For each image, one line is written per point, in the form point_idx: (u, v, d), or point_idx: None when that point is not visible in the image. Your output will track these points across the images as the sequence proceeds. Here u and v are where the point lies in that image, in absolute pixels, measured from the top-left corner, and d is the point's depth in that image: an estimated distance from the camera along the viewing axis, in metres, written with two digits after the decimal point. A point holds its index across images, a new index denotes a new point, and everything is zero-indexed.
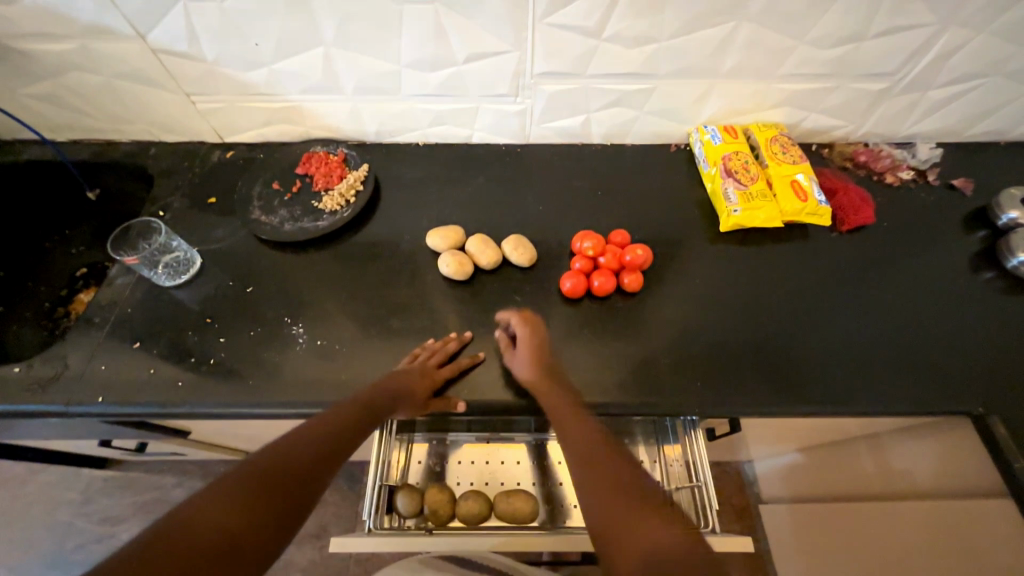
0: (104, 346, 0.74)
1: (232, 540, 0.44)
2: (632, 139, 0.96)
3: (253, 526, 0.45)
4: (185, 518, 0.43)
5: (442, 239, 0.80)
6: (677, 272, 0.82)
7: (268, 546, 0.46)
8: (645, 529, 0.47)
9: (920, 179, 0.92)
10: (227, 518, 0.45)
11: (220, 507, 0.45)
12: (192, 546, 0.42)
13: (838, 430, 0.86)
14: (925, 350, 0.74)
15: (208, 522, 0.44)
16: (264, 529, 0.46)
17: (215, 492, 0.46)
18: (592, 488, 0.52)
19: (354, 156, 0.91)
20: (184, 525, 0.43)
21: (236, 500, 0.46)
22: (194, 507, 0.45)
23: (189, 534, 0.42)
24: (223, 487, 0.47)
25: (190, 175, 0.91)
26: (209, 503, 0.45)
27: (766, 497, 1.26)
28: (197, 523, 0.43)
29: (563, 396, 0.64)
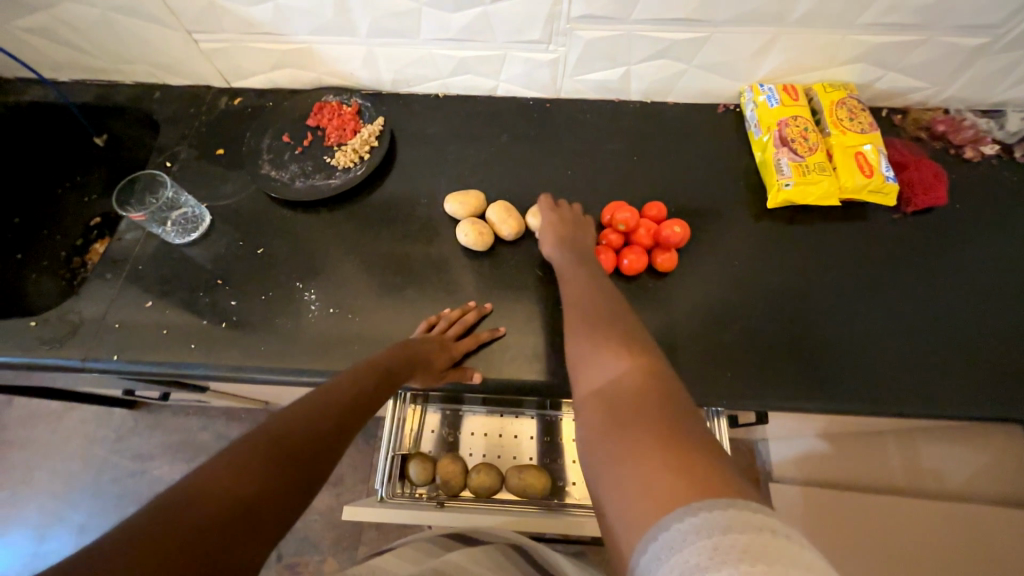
0: (117, 302, 0.72)
1: (251, 513, 0.38)
2: (675, 97, 0.86)
3: (275, 496, 0.40)
4: (196, 487, 0.37)
5: (461, 204, 0.75)
6: (714, 251, 0.76)
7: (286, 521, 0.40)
8: (613, 372, 0.45)
9: (1005, 154, 0.80)
10: (244, 487, 0.38)
11: (237, 473, 0.39)
12: (209, 516, 0.35)
13: (870, 424, 0.82)
14: (986, 351, 0.67)
15: (225, 489, 0.37)
16: (286, 500, 0.40)
17: (225, 460, 0.40)
18: (577, 346, 0.52)
19: (369, 108, 0.84)
20: (197, 493, 0.36)
21: (253, 466, 0.40)
22: (205, 472, 0.38)
23: (204, 503, 0.36)
24: (235, 456, 0.40)
25: (197, 123, 0.86)
26: (224, 468, 0.39)
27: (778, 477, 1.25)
28: (210, 490, 0.37)
29: (568, 260, 0.65)
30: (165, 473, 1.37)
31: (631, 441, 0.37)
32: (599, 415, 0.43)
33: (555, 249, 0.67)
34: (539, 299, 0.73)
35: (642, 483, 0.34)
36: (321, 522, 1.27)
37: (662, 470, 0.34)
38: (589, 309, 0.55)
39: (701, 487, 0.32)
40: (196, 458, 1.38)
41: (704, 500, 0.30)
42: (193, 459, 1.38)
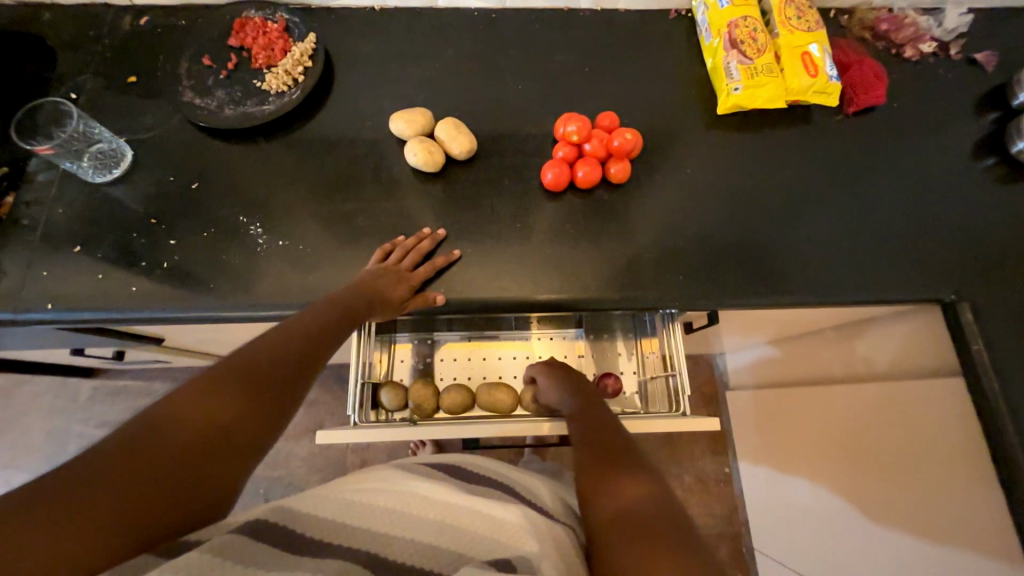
0: (42, 252, 0.67)
1: (224, 439, 0.41)
2: (625, 3, 0.82)
3: (244, 423, 0.43)
4: (166, 414, 0.40)
5: (408, 124, 0.71)
6: (667, 162, 0.76)
7: (261, 444, 0.44)
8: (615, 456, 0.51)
9: (941, 53, 0.82)
10: (214, 413, 0.42)
11: (206, 404, 0.42)
12: (182, 440, 0.39)
13: (811, 322, 0.89)
14: (911, 242, 0.73)
15: (194, 417, 0.41)
16: (257, 426, 0.44)
17: (194, 391, 0.42)
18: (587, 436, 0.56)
19: (298, 23, 0.77)
20: (169, 419, 0.40)
21: (220, 394, 0.43)
22: (176, 403, 0.41)
23: (175, 430, 0.40)
24: (205, 383, 0.43)
25: (100, 48, 0.76)
26: (193, 399, 0.42)
27: (733, 385, 1.36)
28: (180, 420, 0.40)
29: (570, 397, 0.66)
30: None
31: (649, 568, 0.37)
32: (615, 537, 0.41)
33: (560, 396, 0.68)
34: (496, 219, 0.72)
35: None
36: (305, 467, 1.30)
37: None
38: (603, 436, 0.54)
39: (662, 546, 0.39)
40: None
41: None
42: None
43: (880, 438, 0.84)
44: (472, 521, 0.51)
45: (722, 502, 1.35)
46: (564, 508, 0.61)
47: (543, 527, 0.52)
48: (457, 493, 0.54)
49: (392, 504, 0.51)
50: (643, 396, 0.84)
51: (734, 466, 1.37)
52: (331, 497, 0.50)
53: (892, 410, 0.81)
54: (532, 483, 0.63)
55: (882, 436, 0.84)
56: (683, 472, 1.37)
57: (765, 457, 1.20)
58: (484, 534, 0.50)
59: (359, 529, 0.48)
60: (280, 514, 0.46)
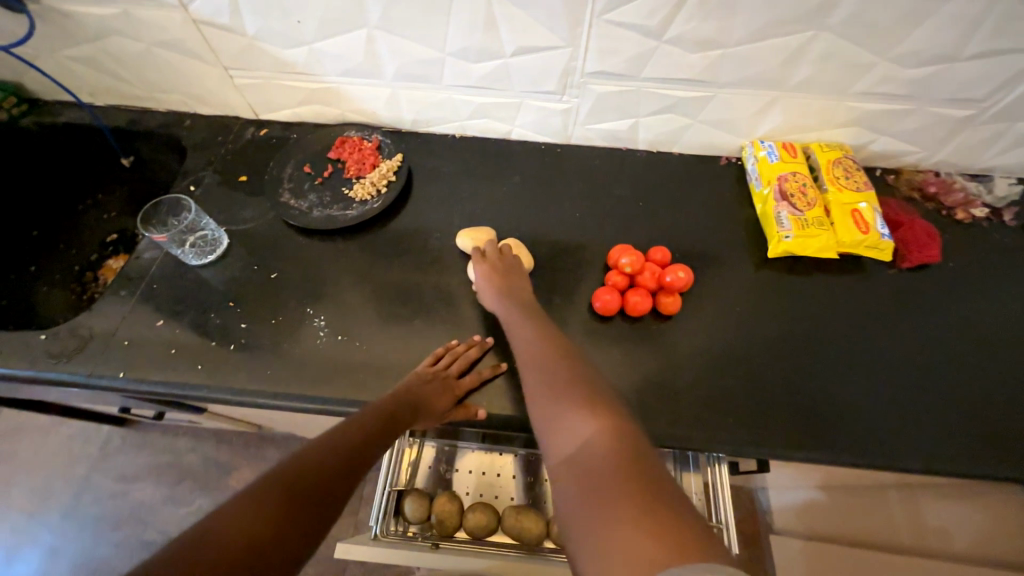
0: (128, 320, 0.73)
1: (261, 556, 0.40)
2: (679, 148, 0.91)
3: (283, 540, 0.42)
4: (211, 527, 0.40)
5: (473, 241, 0.77)
6: (716, 297, 0.78)
7: (293, 567, 0.42)
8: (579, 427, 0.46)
9: (994, 217, 0.84)
10: (255, 530, 0.41)
11: (251, 516, 0.42)
12: (222, 555, 0.39)
13: (874, 479, 0.81)
14: (986, 410, 0.68)
15: (236, 535, 0.40)
16: (293, 545, 0.42)
17: (243, 499, 0.43)
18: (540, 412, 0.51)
19: (389, 144, 0.88)
20: (214, 532, 0.40)
21: (264, 509, 0.43)
22: (223, 514, 0.41)
23: (217, 544, 0.39)
24: (250, 495, 0.43)
25: (223, 151, 0.90)
26: (241, 510, 0.42)
27: (778, 529, 1.22)
28: (225, 533, 0.40)
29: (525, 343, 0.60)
30: (147, 496, 1.33)
31: (617, 510, 0.38)
32: (573, 482, 0.43)
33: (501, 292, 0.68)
34: None
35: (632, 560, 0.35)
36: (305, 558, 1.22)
37: (664, 548, 0.34)
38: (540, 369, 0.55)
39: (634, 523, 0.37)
40: (182, 480, 1.34)
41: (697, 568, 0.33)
42: (178, 481, 1.34)
43: None
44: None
45: None
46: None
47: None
48: None
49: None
50: None
51: None
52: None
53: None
54: None
55: None
56: None
57: None
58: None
59: None
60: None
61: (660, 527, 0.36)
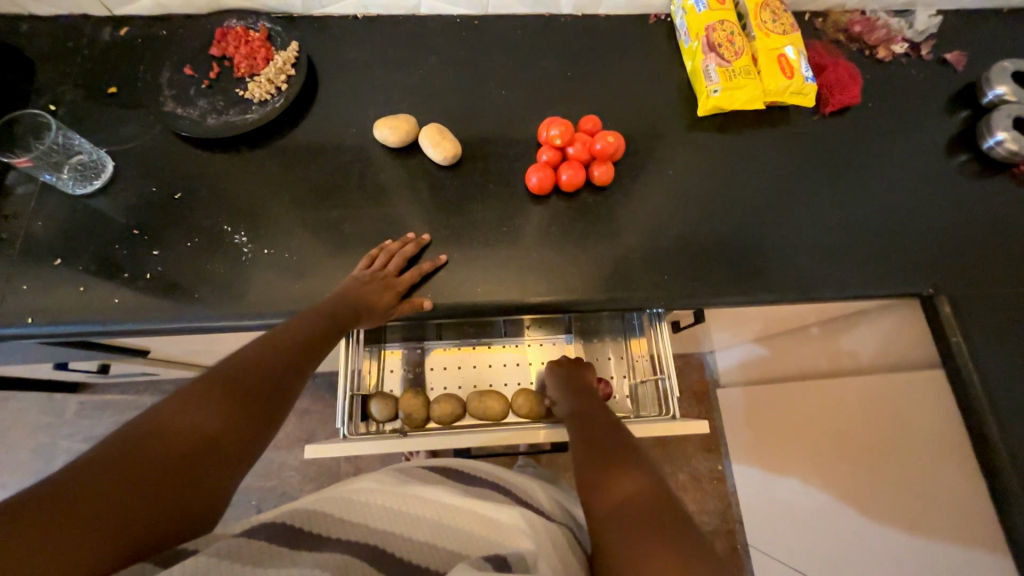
0: (21, 265, 0.66)
1: (213, 446, 0.41)
2: (606, 8, 0.84)
3: (235, 430, 0.43)
4: (151, 426, 0.40)
5: (391, 130, 0.71)
6: (650, 164, 0.77)
7: (249, 452, 0.44)
8: (624, 478, 0.48)
9: (913, 53, 0.85)
10: (199, 422, 0.41)
11: (192, 412, 0.42)
12: (166, 447, 0.39)
13: (796, 318, 0.90)
14: (889, 238, 0.74)
15: (180, 427, 0.40)
16: (246, 434, 0.44)
17: (181, 399, 0.42)
18: (586, 460, 0.53)
19: (280, 32, 0.77)
20: (156, 429, 0.40)
21: (206, 405, 0.43)
22: (162, 413, 0.41)
23: (161, 440, 0.39)
24: (188, 394, 0.43)
25: (80, 59, 0.76)
26: (182, 409, 0.42)
27: (724, 383, 1.37)
28: (170, 429, 0.40)
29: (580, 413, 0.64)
30: None
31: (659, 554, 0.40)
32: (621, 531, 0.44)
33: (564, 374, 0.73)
34: (483, 224, 0.73)
35: None
36: (297, 477, 1.29)
37: None
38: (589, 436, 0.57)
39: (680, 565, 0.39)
40: None
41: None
42: None
43: (865, 439, 0.86)
44: (467, 521, 0.50)
45: (716, 500, 1.36)
46: (563, 511, 0.60)
47: (540, 531, 0.51)
48: (455, 495, 0.54)
49: (387, 502, 0.50)
50: (634, 399, 0.85)
51: (726, 463, 1.38)
52: (327, 497, 0.50)
53: (875, 405, 0.83)
54: (528, 486, 0.62)
55: (867, 432, 0.85)
56: (677, 471, 1.37)
57: (757, 456, 1.21)
58: (482, 536, 0.49)
59: (350, 524, 0.47)
60: (292, 517, 0.46)
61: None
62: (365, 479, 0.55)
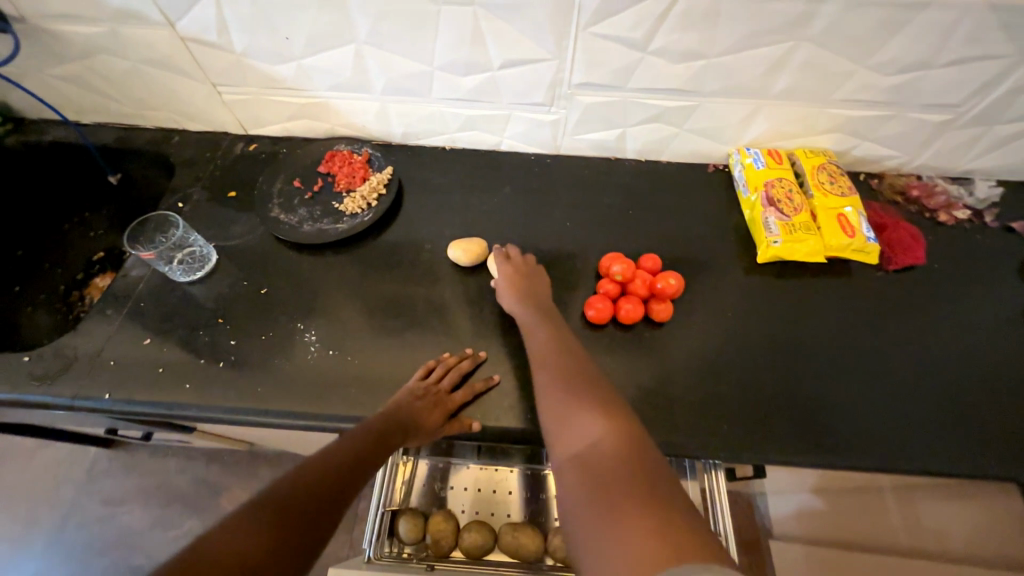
0: (115, 340, 0.72)
1: None
2: (667, 156, 0.92)
3: (276, 560, 0.41)
4: (193, 554, 0.39)
5: (464, 251, 0.77)
6: (708, 303, 0.78)
7: None
8: (585, 425, 0.48)
9: (976, 219, 0.86)
10: (244, 549, 0.41)
11: (233, 540, 0.41)
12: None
13: (867, 481, 0.81)
14: (977, 410, 0.68)
15: (223, 555, 0.39)
16: (287, 566, 0.42)
17: (230, 523, 0.42)
18: (551, 402, 0.53)
19: (379, 157, 0.89)
20: (194, 559, 0.39)
21: (252, 529, 0.42)
22: (204, 541, 0.40)
23: (203, 570, 0.38)
24: (237, 517, 0.43)
25: (212, 166, 0.89)
26: (229, 534, 0.41)
27: (777, 535, 1.22)
28: (215, 555, 0.39)
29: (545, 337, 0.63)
30: (136, 520, 1.29)
31: (614, 497, 0.40)
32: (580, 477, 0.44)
33: (517, 295, 0.71)
34: None
35: (630, 546, 0.36)
36: None
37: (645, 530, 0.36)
38: (561, 382, 0.54)
39: (634, 505, 0.39)
40: (172, 502, 1.31)
41: (697, 565, 0.33)
42: (167, 504, 1.31)
43: None
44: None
45: None
46: None
47: None
48: None
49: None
50: None
51: None
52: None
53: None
54: None
55: None
56: None
57: None
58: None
59: None
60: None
61: (683, 544, 0.35)
62: None
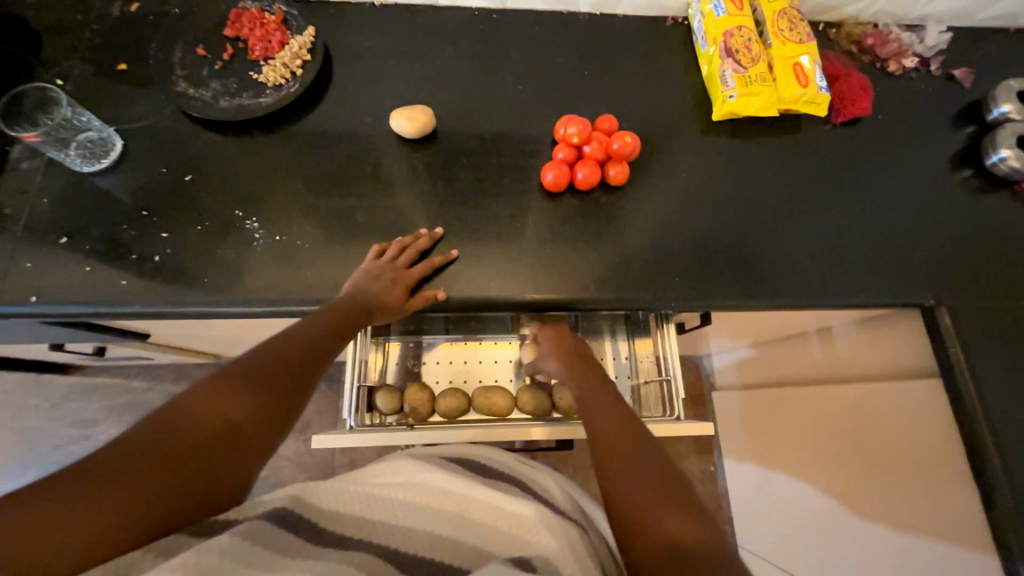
0: (25, 242, 0.64)
1: (231, 436, 0.42)
2: (624, 9, 0.84)
3: (256, 417, 0.44)
4: (185, 410, 0.42)
5: (407, 121, 0.71)
6: (663, 165, 0.78)
7: (267, 444, 0.44)
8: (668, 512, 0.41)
9: (922, 68, 0.86)
10: (223, 410, 0.43)
11: (223, 400, 0.43)
12: (198, 431, 0.41)
13: (796, 324, 0.91)
14: (895, 249, 0.76)
15: (201, 417, 0.42)
16: (266, 422, 0.45)
17: (205, 387, 0.44)
18: (614, 465, 0.46)
19: (296, 16, 0.76)
20: (188, 413, 0.42)
21: (228, 393, 0.44)
22: (196, 397, 0.43)
23: (185, 429, 0.41)
24: (212, 383, 0.44)
25: (89, 34, 0.74)
26: (205, 396, 0.43)
27: (719, 386, 1.39)
28: (193, 416, 0.42)
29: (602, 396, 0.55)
30: (113, 437, 1.30)
31: None
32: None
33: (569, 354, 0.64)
34: (496, 218, 0.72)
35: None
36: (291, 467, 1.27)
37: None
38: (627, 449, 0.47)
39: None
40: None
41: None
42: None
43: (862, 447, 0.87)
44: (483, 514, 0.51)
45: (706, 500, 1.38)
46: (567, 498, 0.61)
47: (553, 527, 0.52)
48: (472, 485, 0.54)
49: (409, 495, 0.52)
50: (637, 400, 0.87)
51: (719, 465, 1.40)
52: (354, 490, 0.51)
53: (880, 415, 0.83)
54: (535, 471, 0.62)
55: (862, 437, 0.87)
56: None
57: (751, 458, 1.23)
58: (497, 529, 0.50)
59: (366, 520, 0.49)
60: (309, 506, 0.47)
61: None
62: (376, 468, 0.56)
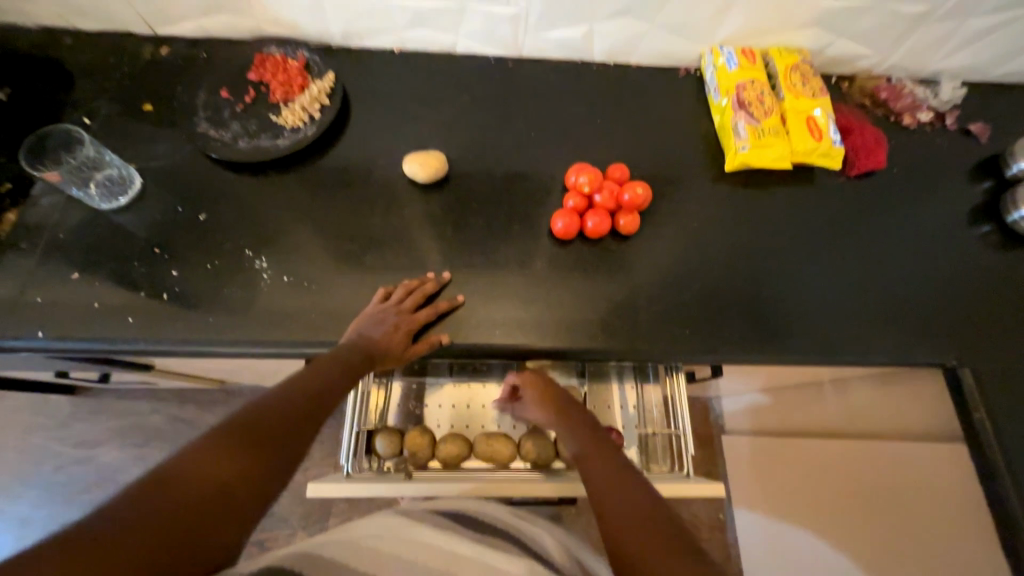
0: (38, 275, 0.65)
1: (220, 498, 0.40)
2: (637, 59, 0.85)
3: (248, 477, 0.43)
4: (166, 473, 0.40)
5: (420, 165, 0.72)
6: (674, 213, 0.77)
7: (257, 506, 0.42)
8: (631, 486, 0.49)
9: (937, 122, 0.86)
10: (215, 470, 0.41)
11: (214, 460, 0.42)
12: (186, 495, 0.39)
13: (810, 375, 0.89)
14: (913, 305, 0.73)
15: (191, 479, 0.40)
16: (259, 481, 0.43)
17: (195, 448, 0.42)
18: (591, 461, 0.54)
19: (318, 61, 0.78)
20: (170, 476, 0.39)
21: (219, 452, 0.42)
22: (180, 459, 0.41)
23: (174, 491, 0.38)
24: (202, 443, 0.43)
25: (119, 76, 0.77)
26: (195, 458, 0.41)
27: (730, 430, 1.35)
28: (180, 478, 0.40)
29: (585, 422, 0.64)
30: (113, 460, 1.29)
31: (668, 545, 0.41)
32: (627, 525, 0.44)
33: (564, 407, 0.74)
34: (504, 263, 0.72)
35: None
36: (288, 499, 1.25)
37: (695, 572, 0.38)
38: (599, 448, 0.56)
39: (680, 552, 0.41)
40: (148, 442, 1.31)
41: None
42: (144, 443, 1.31)
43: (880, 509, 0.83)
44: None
45: (715, 550, 1.32)
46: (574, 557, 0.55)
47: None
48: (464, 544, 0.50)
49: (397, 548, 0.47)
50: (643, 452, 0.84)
51: (729, 513, 1.34)
52: (340, 540, 0.47)
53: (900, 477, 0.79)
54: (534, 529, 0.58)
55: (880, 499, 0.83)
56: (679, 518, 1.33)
57: (762, 510, 1.18)
58: None
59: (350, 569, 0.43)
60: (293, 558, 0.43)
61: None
62: (367, 521, 0.52)
